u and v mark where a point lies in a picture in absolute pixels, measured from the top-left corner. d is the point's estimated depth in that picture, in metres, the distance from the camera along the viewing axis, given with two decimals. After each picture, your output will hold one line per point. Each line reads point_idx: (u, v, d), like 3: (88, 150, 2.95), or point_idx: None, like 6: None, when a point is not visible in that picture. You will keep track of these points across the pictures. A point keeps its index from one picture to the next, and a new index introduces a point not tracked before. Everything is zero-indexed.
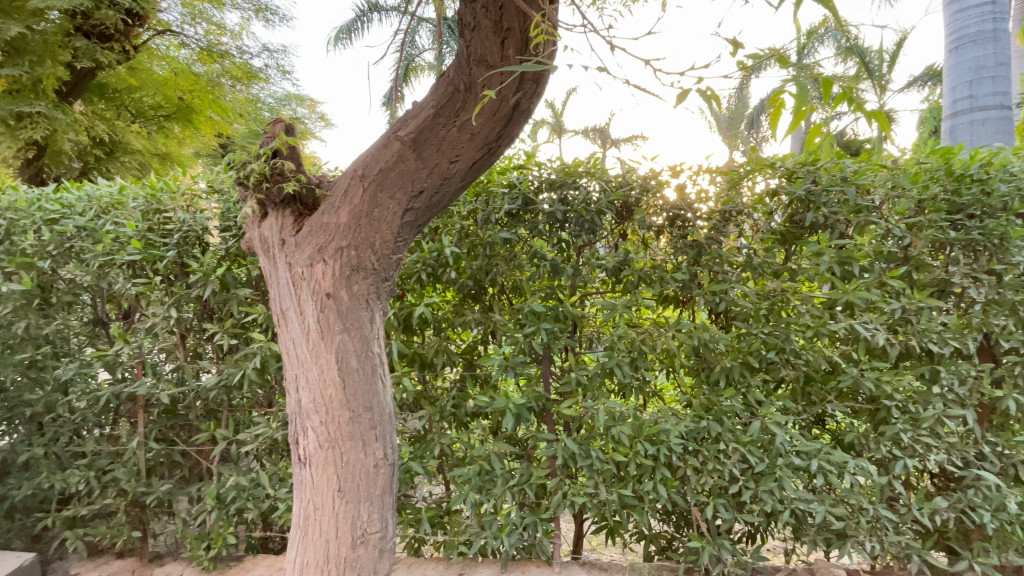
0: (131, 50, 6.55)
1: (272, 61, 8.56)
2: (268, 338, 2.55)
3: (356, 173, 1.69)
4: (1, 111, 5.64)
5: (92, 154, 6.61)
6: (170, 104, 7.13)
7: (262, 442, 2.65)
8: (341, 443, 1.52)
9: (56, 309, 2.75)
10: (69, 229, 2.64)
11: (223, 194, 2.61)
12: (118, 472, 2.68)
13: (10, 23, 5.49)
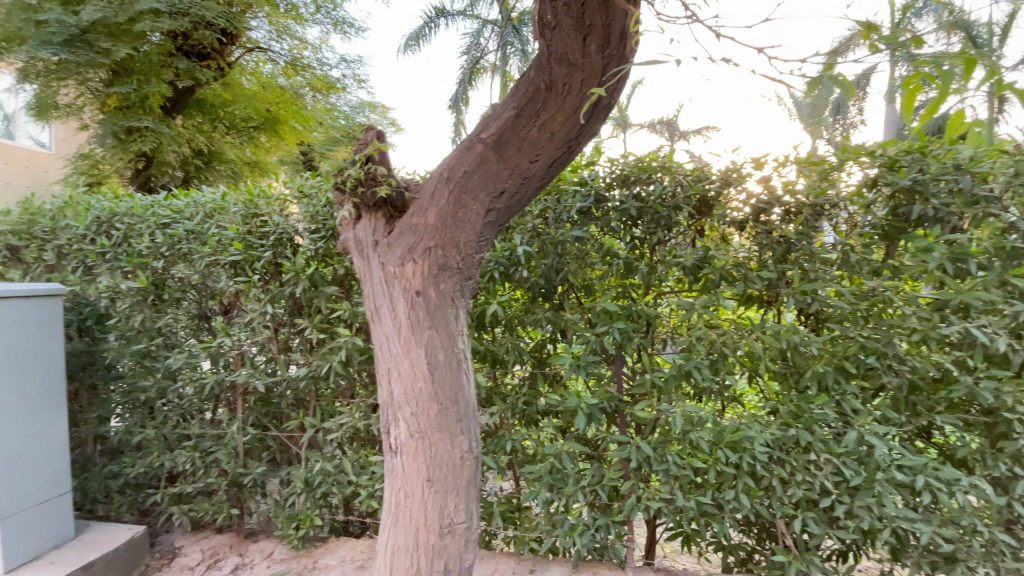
0: (225, 67, 7.25)
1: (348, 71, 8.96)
2: (353, 332, 2.70)
3: (442, 176, 1.74)
4: (115, 127, 6.33)
5: (192, 164, 7.16)
6: (258, 115, 7.66)
7: (346, 431, 2.80)
8: (430, 435, 1.57)
9: (167, 305, 3.04)
10: (179, 232, 2.90)
11: (312, 198, 2.77)
12: (220, 454, 2.93)
13: (121, 46, 6.14)
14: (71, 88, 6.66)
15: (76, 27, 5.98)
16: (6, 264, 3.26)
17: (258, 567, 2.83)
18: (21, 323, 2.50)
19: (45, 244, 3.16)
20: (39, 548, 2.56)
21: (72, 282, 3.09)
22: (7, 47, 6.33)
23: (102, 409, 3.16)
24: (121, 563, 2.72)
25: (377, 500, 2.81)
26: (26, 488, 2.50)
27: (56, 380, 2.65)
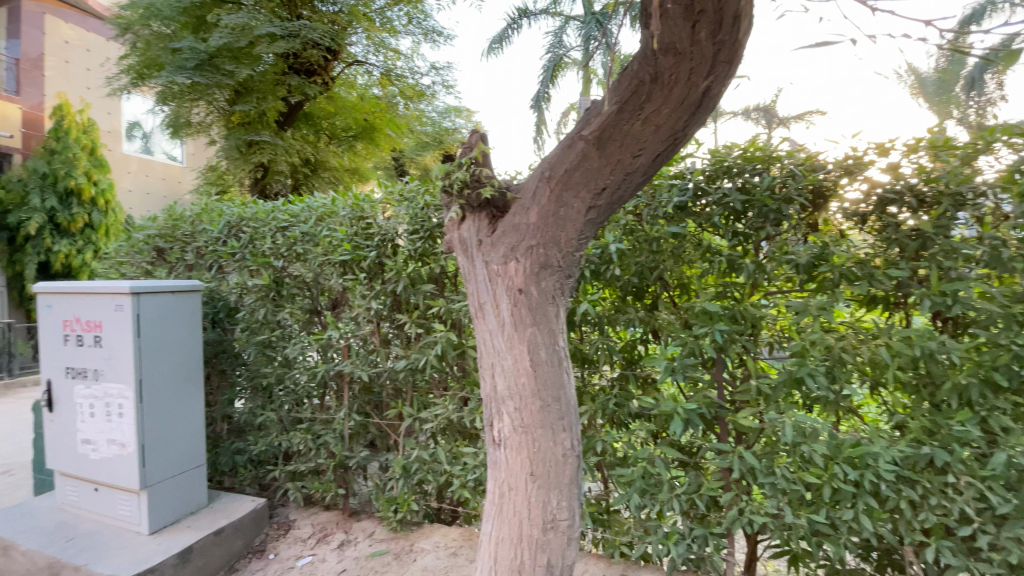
0: (328, 82, 7.83)
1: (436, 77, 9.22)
2: (448, 328, 2.82)
3: (543, 175, 1.75)
4: (239, 141, 7.12)
5: (301, 173, 7.89)
6: (356, 125, 8.41)
7: (440, 422, 2.93)
8: (534, 431, 1.60)
9: (286, 300, 3.36)
10: (296, 234, 3.19)
11: (412, 201, 2.93)
12: (329, 437, 3.19)
13: (243, 68, 6.87)
14: (201, 108, 7.56)
15: (205, 53, 6.76)
16: (156, 263, 3.77)
17: (361, 544, 3.04)
18: (166, 314, 2.87)
19: (187, 246, 3.62)
20: (177, 513, 2.91)
21: (209, 279, 3.51)
22: (153, 74, 7.31)
23: (231, 392, 3.57)
24: (247, 530, 3.05)
25: (469, 490, 2.90)
26: (168, 459, 2.87)
27: (193, 366, 3.01)
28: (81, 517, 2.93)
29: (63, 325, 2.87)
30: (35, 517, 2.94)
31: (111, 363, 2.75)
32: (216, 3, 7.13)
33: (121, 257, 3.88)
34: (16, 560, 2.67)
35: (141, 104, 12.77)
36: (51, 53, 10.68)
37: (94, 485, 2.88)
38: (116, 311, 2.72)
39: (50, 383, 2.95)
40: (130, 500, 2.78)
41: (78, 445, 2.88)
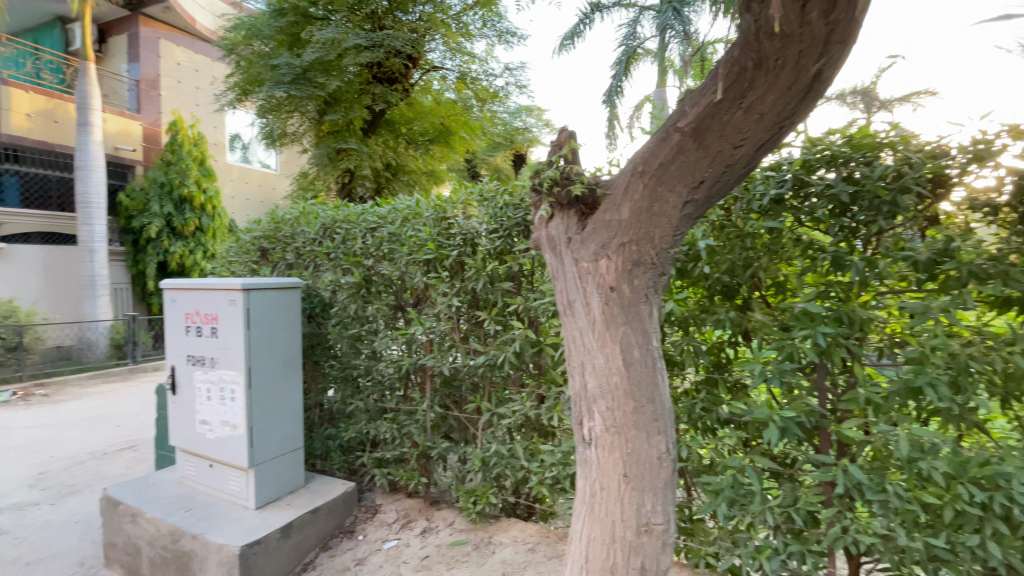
0: (408, 88, 8.17)
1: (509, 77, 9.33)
2: (526, 326, 2.84)
3: (636, 170, 1.73)
4: (330, 149, 7.64)
5: (383, 177, 8.32)
6: (433, 129, 8.72)
7: (518, 418, 2.96)
8: (627, 432, 1.60)
9: (374, 296, 3.55)
10: (384, 234, 3.37)
11: (492, 200, 3.00)
12: (412, 427, 3.34)
13: (333, 79, 7.34)
14: (296, 119, 8.18)
15: (300, 68, 7.30)
16: (261, 262, 4.13)
17: (442, 532, 3.15)
18: (271, 309, 3.14)
19: (287, 246, 3.94)
20: (279, 492, 3.17)
21: (307, 276, 3.79)
22: (254, 89, 8.01)
23: (324, 382, 3.83)
24: (338, 511, 3.25)
25: (546, 487, 2.91)
26: (272, 441, 3.13)
27: (293, 356, 3.27)
28: (196, 491, 3.25)
29: (185, 318, 3.21)
30: (162, 488, 3.31)
31: (225, 352, 3.05)
32: (308, 19, 7.64)
33: (231, 257, 4.29)
34: (143, 526, 3.00)
35: (241, 118, 14.08)
36: (166, 75, 12.03)
37: (209, 462, 3.18)
38: (230, 306, 3.01)
39: (174, 368, 3.30)
40: (240, 477, 3.06)
41: (196, 426, 3.20)
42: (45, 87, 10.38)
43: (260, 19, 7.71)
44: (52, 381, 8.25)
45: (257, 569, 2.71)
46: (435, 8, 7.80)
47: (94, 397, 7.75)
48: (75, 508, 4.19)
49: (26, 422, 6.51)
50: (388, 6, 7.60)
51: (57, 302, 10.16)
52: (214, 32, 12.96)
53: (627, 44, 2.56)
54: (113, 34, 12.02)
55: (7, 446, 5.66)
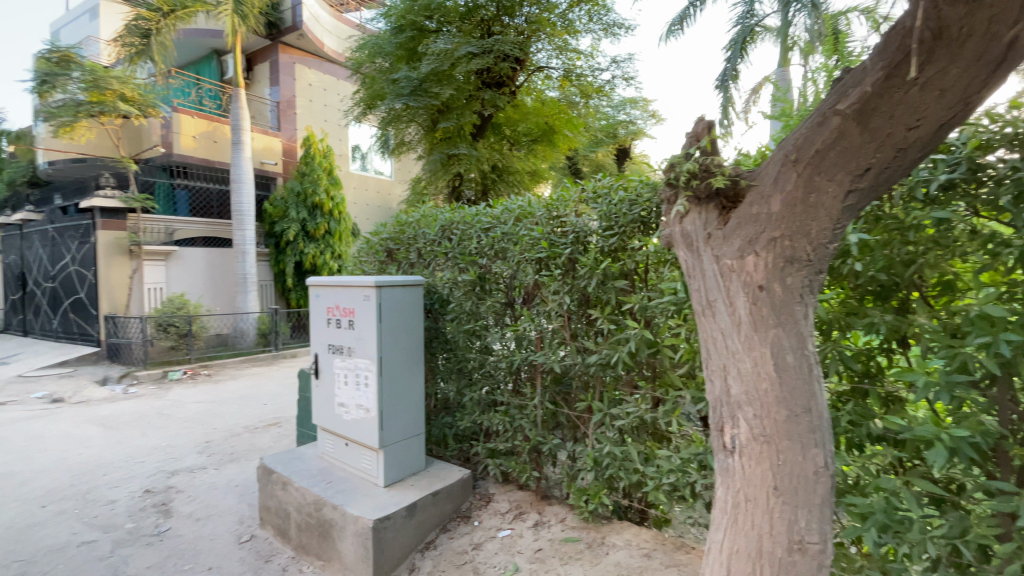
0: (514, 90, 8.37)
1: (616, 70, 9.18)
2: (642, 325, 2.74)
3: (788, 158, 1.71)
4: (442, 155, 8.13)
5: (491, 179, 8.68)
6: (538, 129, 8.93)
7: (632, 420, 2.88)
8: (777, 441, 1.62)
9: (488, 293, 3.68)
10: (497, 234, 3.47)
11: (606, 197, 2.95)
12: (524, 421, 3.41)
13: (446, 88, 7.75)
14: (412, 128, 8.80)
15: (417, 80, 7.79)
16: (387, 262, 4.49)
17: (554, 527, 3.19)
18: (399, 304, 3.40)
19: (410, 247, 4.24)
20: (402, 473, 3.42)
21: (428, 274, 4.05)
22: (376, 103, 8.76)
23: (441, 373, 4.06)
24: (455, 496, 3.43)
25: (664, 494, 2.80)
26: (398, 425, 3.38)
27: (416, 348, 3.52)
28: (334, 466, 3.62)
29: (327, 311, 3.59)
30: (305, 462, 3.74)
31: (361, 342, 3.36)
32: (423, 33, 8.09)
33: (362, 257, 4.72)
34: (292, 493, 3.41)
35: (363, 130, 15.49)
36: (300, 95, 13.55)
37: (345, 440, 3.53)
38: (365, 300, 3.31)
39: (317, 355, 3.71)
40: (371, 456, 3.35)
41: (334, 407, 3.56)
42: (207, 113, 12.21)
43: (382, 37, 8.40)
44: (213, 363, 9.71)
45: (386, 542, 2.95)
46: (541, 9, 7.91)
47: (247, 379, 9.01)
48: (235, 473, 4.88)
49: (198, 397, 7.74)
50: (496, 11, 7.84)
51: (218, 297, 11.93)
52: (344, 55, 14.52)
53: (744, 23, 2.43)
54: (257, 63, 13.75)
55: (184, 417, 6.76)
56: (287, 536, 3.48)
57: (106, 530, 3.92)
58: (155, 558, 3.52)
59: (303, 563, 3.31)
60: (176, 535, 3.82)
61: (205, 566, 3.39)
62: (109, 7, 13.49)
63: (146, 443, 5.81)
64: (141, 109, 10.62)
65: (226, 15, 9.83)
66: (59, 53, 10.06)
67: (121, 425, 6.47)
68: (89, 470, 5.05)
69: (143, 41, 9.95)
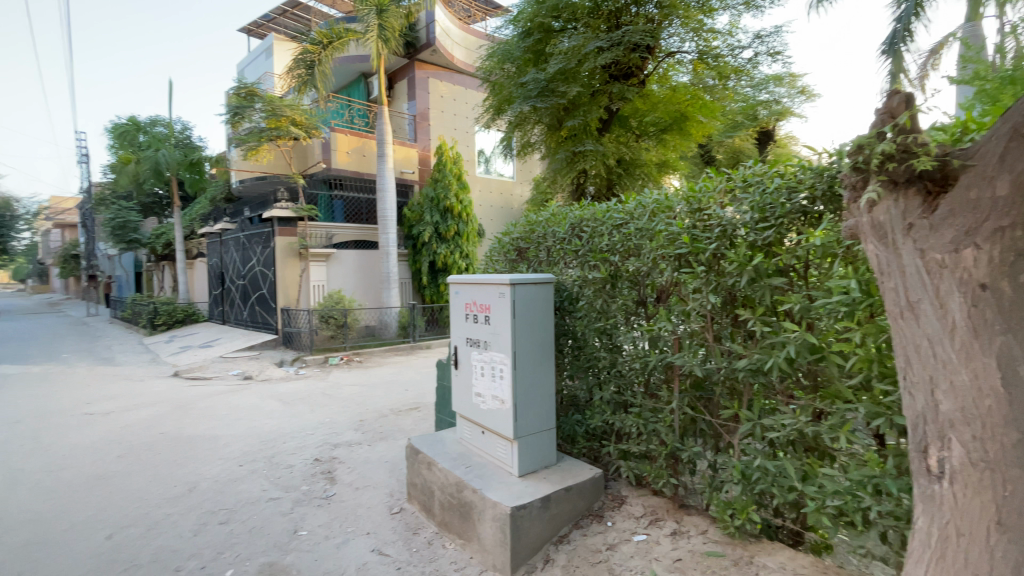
0: (643, 81, 8.15)
1: (759, 47, 8.44)
2: (803, 328, 2.46)
3: (1016, 133, 1.68)
4: (569, 153, 8.23)
5: (617, 173, 8.65)
6: (668, 117, 8.63)
7: (789, 434, 2.60)
8: (1003, 469, 1.61)
9: (620, 292, 3.59)
10: (631, 230, 3.38)
11: (759, 186, 2.73)
12: (659, 426, 3.27)
13: (574, 86, 7.81)
14: (538, 127, 9.03)
15: (545, 80, 7.92)
16: (517, 260, 4.63)
17: (694, 538, 3.04)
18: (532, 300, 3.50)
19: (540, 245, 4.32)
20: (535, 465, 3.51)
21: (556, 272, 4.08)
22: (505, 108, 9.14)
23: (568, 370, 4.06)
24: (588, 494, 3.43)
25: (827, 518, 2.48)
26: (531, 419, 3.48)
27: (548, 345, 3.59)
28: (471, 452, 3.84)
29: (465, 306, 3.83)
30: (445, 446, 4.02)
31: (496, 337, 3.52)
32: (550, 33, 8.24)
33: (493, 255, 4.92)
34: (436, 473, 3.70)
35: (489, 135, 16.28)
36: (433, 107, 14.65)
37: (481, 429, 3.73)
38: (500, 297, 3.45)
39: (456, 347, 3.97)
40: (506, 446, 3.49)
41: (472, 397, 3.78)
42: (357, 130, 13.80)
43: (510, 43, 8.71)
44: (363, 351, 10.98)
45: (523, 530, 3.06)
46: None
47: (390, 366, 10.05)
48: (384, 450, 5.46)
49: (353, 381, 8.82)
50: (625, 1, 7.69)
51: (367, 293, 13.44)
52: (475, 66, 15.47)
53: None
54: (396, 81, 15.14)
55: (342, 397, 7.75)
56: (431, 512, 3.79)
57: (288, 489, 4.65)
58: (324, 519, 4.07)
59: (445, 540, 3.58)
60: (339, 500, 4.38)
61: (366, 530, 3.84)
62: (280, 46, 15.87)
63: (314, 418, 6.78)
64: (307, 131, 12.47)
65: (372, 42, 11.00)
66: (246, 89, 12.15)
67: (294, 401, 7.63)
68: (273, 438, 6.04)
69: (307, 72, 11.52)
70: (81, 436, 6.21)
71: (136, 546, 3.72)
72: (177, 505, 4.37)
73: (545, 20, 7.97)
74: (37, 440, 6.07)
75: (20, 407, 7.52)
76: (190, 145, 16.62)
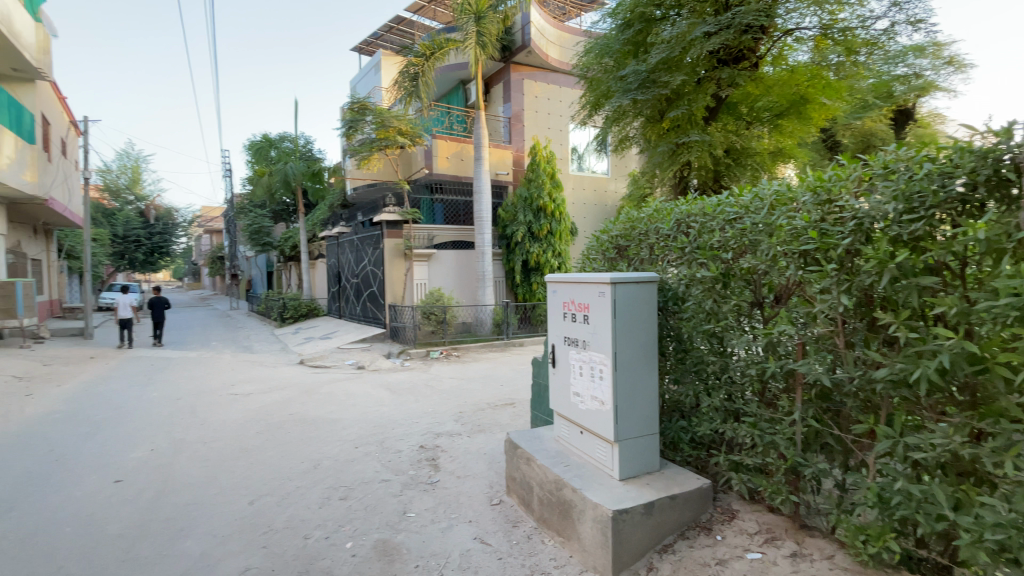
0: (757, 64, 7.59)
1: (898, 14, 7.43)
2: (961, 335, 2.13)
3: None
4: (671, 146, 7.88)
5: (724, 164, 8.26)
6: (785, 101, 8.01)
7: (939, 455, 2.24)
8: None
9: (732, 293, 3.37)
10: (747, 225, 3.15)
11: (902, 173, 2.42)
12: (778, 438, 3.00)
13: (678, 75, 7.45)
14: (636, 121, 8.78)
15: (645, 72, 7.67)
16: (617, 259, 4.53)
17: (818, 564, 2.78)
18: (634, 300, 3.40)
19: (641, 243, 4.19)
20: (638, 470, 3.41)
21: (660, 271, 3.93)
22: (603, 103, 8.99)
23: (671, 373, 3.88)
24: (695, 504, 3.27)
25: (985, 554, 2.11)
26: (633, 422, 3.38)
27: (652, 347, 3.47)
28: (569, 450, 3.84)
29: (564, 305, 3.83)
30: (543, 443, 4.05)
31: (596, 336, 3.47)
32: (652, 23, 7.96)
33: (590, 254, 4.86)
34: (535, 469, 3.75)
35: (584, 132, 16.13)
36: (528, 108, 14.85)
37: (580, 429, 3.70)
38: (600, 297, 3.39)
39: (554, 346, 3.98)
40: (606, 448, 3.43)
41: (570, 396, 3.76)
42: (456, 135, 14.43)
43: (609, 37, 8.54)
44: (461, 346, 11.48)
45: (625, 535, 3.00)
46: None
47: (487, 362, 10.41)
48: (483, 442, 5.66)
49: (452, 374, 9.28)
50: None
51: (464, 291, 13.99)
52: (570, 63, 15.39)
53: None
54: (493, 85, 15.57)
55: (443, 389, 8.18)
56: (530, 507, 3.86)
57: (397, 472, 5.01)
58: (430, 503, 4.33)
59: (545, 536, 3.62)
60: (443, 486, 4.64)
61: (468, 518, 4.02)
62: (388, 60, 17.07)
63: (419, 407, 7.24)
64: (411, 139, 13.30)
65: (471, 49, 11.41)
66: (358, 103, 13.23)
67: (401, 391, 8.20)
68: (384, 424, 6.54)
69: (411, 83, 12.23)
70: (229, 414, 7.22)
71: (272, 513, 4.24)
72: (305, 479, 4.91)
73: (646, 10, 7.72)
74: (197, 415, 7.16)
75: (183, 386, 8.92)
76: (312, 157, 18.51)
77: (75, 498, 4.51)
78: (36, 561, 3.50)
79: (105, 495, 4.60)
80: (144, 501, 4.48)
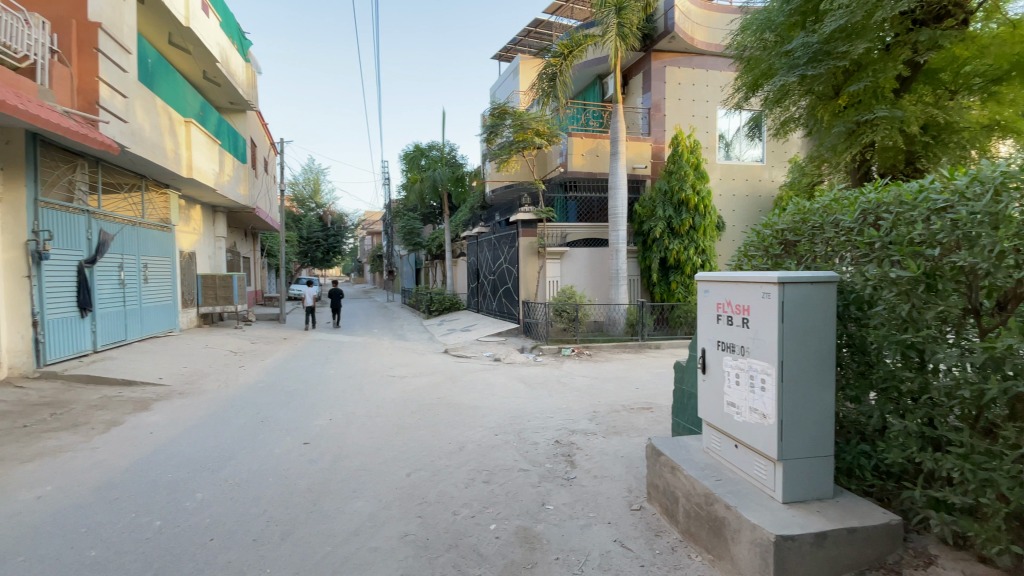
0: (969, 19, 6.25)
1: None
2: None
3: None
4: (847, 126, 6.89)
5: (921, 142, 6.98)
6: (1010, 62, 6.47)
7: None
8: None
9: (938, 297, 2.78)
10: (960, 216, 2.59)
11: None
12: (995, 475, 2.43)
13: (859, 42, 6.40)
14: (802, 101, 7.80)
15: (818, 43, 6.75)
16: (783, 256, 4.07)
17: None
18: (805, 303, 3.02)
19: (814, 237, 3.70)
20: (806, 494, 3.03)
21: (837, 270, 3.43)
22: (762, 83, 8.20)
23: (848, 390, 3.35)
24: (881, 542, 2.80)
25: None
26: (800, 440, 3.01)
27: (826, 357, 3.05)
28: (721, 463, 3.56)
29: (718, 307, 3.56)
30: (690, 452, 3.82)
31: (757, 342, 3.16)
32: None
33: (749, 251, 4.44)
34: (681, 479, 3.56)
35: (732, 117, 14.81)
36: (670, 96, 14.11)
37: (735, 442, 3.41)
38: (764, 298, 3.08)
39: (705, 350, 3.72)
40: (767, 465, 3.11)
41: (724, 406, 3.48)
42: (591, 131, 14.20)
43: (769, 10, 7.69)
44: (593, 345, 11.38)
45: (791, 564, 2.68)
46: None
47: (620, 362, 10.18)
48: (620, 444, 5.54)
49: (586, 372, 9.28)
50: None
51: (597, 288, 13.79)
52: (719, 44, 14.20)
53: None
54: (631, 76, 15.07)
55: (577, 387, 8.23)
56: (675, 518, 3.67)
57: (534, 464, 5.17)
58: (568, 498, 4.38)
59: (692, 551, 3.41)
60: (580, 484, 4.65)
61: (607, 519, 3.97)
62: (526, 64, 17.64)
63: (553, 402, 7.39)
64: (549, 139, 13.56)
65: (611, 42, 11.19)
66: (499, 108, 13.87)
67: (536, 385, 8.45)
68: (520, 415, 6.80)
69: (549, 83, 12.39)
70: (386, 394, 8.16)
71: (425, 486, 4.69)
72: (452, 459, 5.33)
73: None
74: (362, 393, 8.24)
75: (350, 367, 10.30)
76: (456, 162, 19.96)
77: (276, 454, 5.50)
78: (249, 503, 4.35)
79: (296, 454, 5.54)
80: (324, 463, 5.28)
